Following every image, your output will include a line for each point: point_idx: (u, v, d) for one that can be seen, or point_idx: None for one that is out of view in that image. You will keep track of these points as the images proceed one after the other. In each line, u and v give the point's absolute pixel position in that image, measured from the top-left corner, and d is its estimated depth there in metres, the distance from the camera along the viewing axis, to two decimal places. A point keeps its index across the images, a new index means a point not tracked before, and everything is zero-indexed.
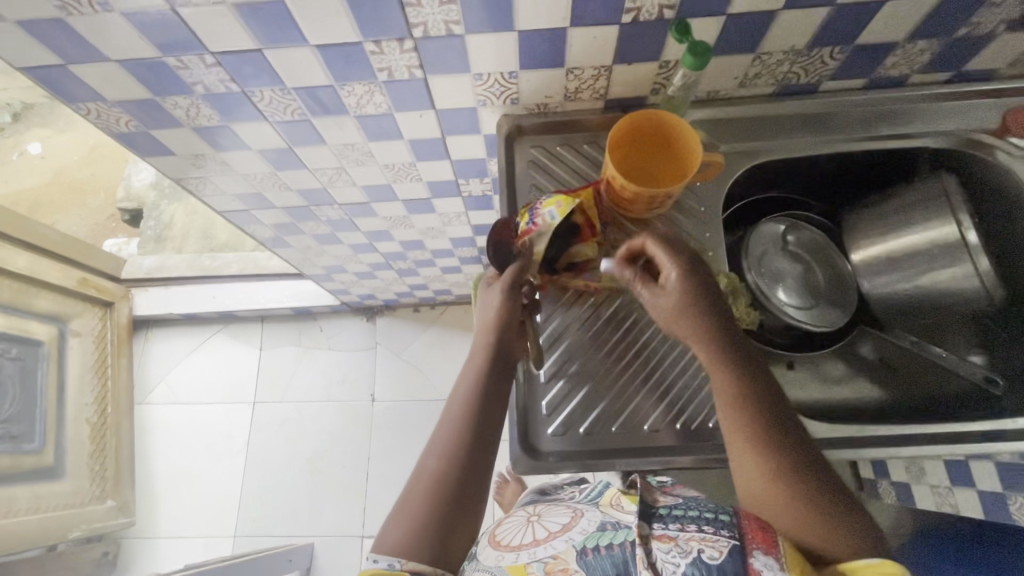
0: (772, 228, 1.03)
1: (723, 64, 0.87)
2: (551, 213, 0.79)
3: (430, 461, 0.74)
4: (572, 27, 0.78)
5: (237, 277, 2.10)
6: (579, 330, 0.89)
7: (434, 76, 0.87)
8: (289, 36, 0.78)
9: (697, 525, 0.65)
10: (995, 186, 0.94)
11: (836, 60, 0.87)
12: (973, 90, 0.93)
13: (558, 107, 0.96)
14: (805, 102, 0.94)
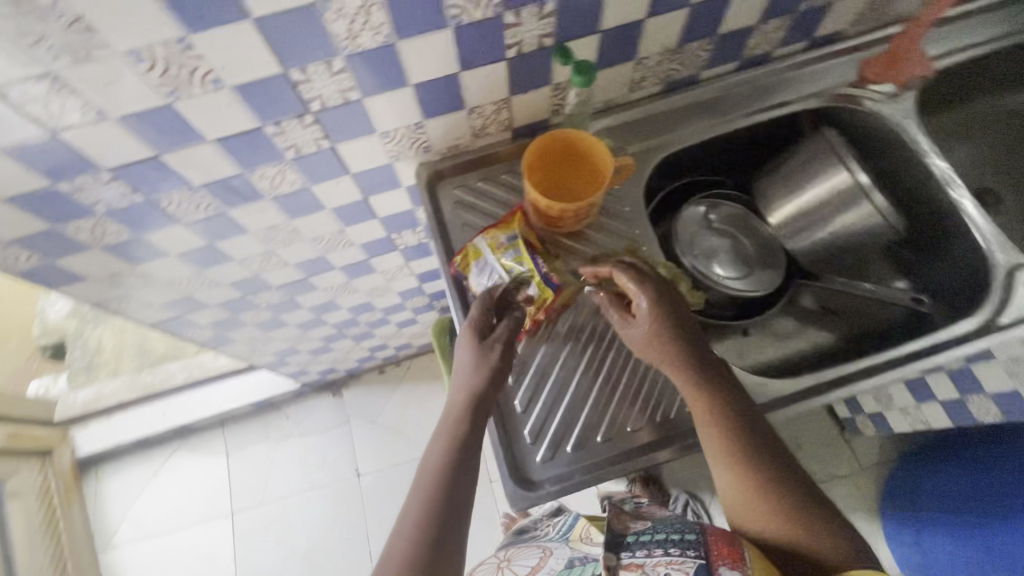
0: (694, 211, 1.08)
1: (610, 74, 0.93)
2: (512, 253, 0.84)
3: (399, 544, 0.68)
4: (463, 71, 0.81)
5: (186, 387, 1.98)
6: (543, 351, 0.90)
7: (341, 143, 0.87)
8: (185, 136, 0.77)
9: (660, 547, 0.73)
10: (870, 129, 1.05)
11: (706, 51, 0.95)
12: (829, 52, 1.04)
13: (469, 146, 0.98)
14: (693, 92, 1.02)
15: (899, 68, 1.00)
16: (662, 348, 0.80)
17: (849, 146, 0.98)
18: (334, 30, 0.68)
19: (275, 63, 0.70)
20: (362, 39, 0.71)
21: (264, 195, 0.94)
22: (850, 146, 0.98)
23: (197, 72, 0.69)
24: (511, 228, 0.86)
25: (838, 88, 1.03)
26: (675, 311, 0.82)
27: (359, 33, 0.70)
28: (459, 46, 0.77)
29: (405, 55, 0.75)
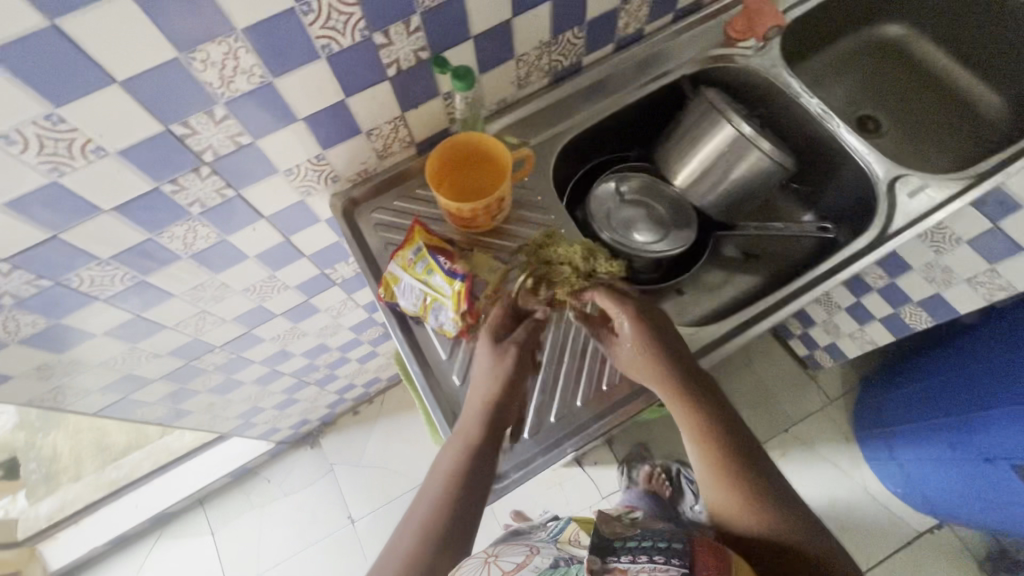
0: (605, 189, 1.11)
1: (495, 76, 0.97)
2: (421, 262, 0.89)
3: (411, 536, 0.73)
4: (348, 97, 0.83)
5: (152, 475, 1.89)
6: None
7: (245, 188, 0.88)
8: (78, 209, 0.77)
9: (643, 555, 0.66)
10: (748, 82, 1.13)
11: (580, 38, 1.01)
12: (695, 20, 1.12)
13: (378, 169, 1.00)
14: (580, 78, 1.08)
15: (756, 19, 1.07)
16: (649, 370, 0.82)
17: (728, 101, 1.02)
18: (206, 78, 0.70)
19: (155, 120, 0.71)
20: (237, 83, 0.72)
21: (180, 255, 0.93)
22: (729, 101, 1.02)
23: (76, 144, 0.69)
24: (415, 241, 0.91)
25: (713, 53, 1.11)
26: (657, 327, 0.84)
27: (232, 77, 0.71)
28: (337, 74, 0.79)
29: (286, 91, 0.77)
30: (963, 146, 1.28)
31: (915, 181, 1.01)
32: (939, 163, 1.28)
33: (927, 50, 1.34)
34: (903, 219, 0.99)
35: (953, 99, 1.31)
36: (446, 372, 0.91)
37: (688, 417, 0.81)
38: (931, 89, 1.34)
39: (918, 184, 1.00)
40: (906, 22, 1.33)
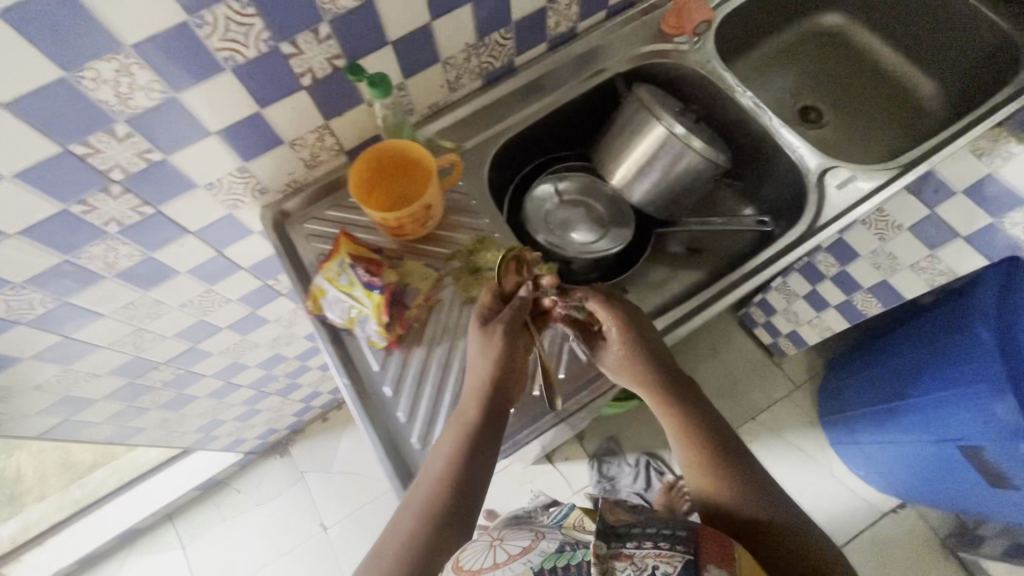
0: (543, 186, 0.93)
1: (445, 34, 0.75)
2: (343, 275, 0.75)
3: (409, 519, 0.63)
4: (306, 86, 0.69)
5: (117, 491, 1.56)
6: (441, 350, 0.76)
7: (250, 161, 0.73)
8: (83, 182, 0.64)
9: (645, 539, 0.54)
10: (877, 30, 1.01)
11: (568, 2, 0.84)
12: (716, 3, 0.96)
13: (336, 167, 0.83)
14: (567, 47, 0.90)
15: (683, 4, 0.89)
16: (643, 378, 0.73)
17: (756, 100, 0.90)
18: (229, 32, 0.59)
19: (248, 99, 0.66)
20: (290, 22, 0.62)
21: (185, 229, 0.78)
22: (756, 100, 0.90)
23: (27, 132, 0.57)
24: (343, 251, 0.76)
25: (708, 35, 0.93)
26: (647, 335, 0.73)
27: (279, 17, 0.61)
28: (269, 15, 0.60)
29: (359, 40, 0.69)
30: (947, 66, 1.03)
31: (843, 175, 0.84)
32: (923, 99, 1.07)
33: (862, 35, 1.12)
34: (835, 188, 0.83)
35: (877, 75, 1.11)
36: (376, 380, 0.75)
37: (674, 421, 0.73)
38: (856, 64, 1.12)
39: (846, 173, 0.84)
40: (844, 10, 1.11)
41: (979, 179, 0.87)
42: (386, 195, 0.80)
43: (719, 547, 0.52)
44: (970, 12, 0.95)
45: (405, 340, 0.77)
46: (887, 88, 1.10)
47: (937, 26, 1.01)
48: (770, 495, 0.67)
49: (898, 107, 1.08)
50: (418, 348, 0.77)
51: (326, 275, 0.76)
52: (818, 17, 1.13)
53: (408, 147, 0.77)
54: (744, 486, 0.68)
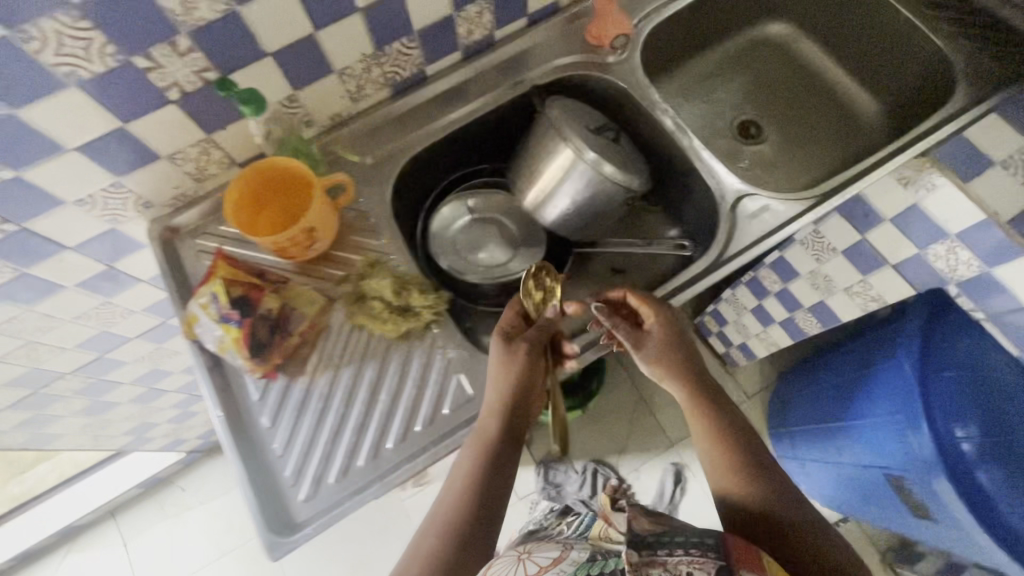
0: (450, 209, 0.81)
1: (330, 42, 0.67)
2: (213, 300, 0.64)
3: (438, 524, 0.58)
4: (138, 114, 0.60)
5: (54, 490, 1.52)
6: (325, 384, 0.68)
7: (302, 89, 0.70)
8: (149, 101, 0.60)
9: (677, 547, 0.53)
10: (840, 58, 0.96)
11: (479, 18, 0.77)
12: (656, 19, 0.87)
13: (352, 113, 0.79)
14: (487, 61, 0.83)
15: (603, 16, 0.80)
16: (672, 373, 0.70)
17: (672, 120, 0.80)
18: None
19: (306, 22, 0.63)
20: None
21: (191, 192, 0.74)
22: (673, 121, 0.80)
23: (96, 45, 0.53)
24: (216, 274, 0.65)
25: (639, 16, 0.85)
26: (668, 338, 0.71)
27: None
28: (122, 31, 0.53)
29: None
30: (890, 90, 0.93)
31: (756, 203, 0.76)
32: (867, 120, 0.96)
33: (801, 42, 1.00)
34: (736, 217, 0.76)
35: (820, 92, 0.99)
36: (254, 411, 0.67)
37: (706, 427, 0.68)
38: (795, 75, 1.01)
39: (763, 201, 0.76)
40: (791, 18, 0.99)
41: (907, 209, 0.79)
42: (279, 184, 0.68)
43: (751, 555, 0.52)
44: (926, 44, 0.84)
45: (303, 355, 0.69)
46: (830, 106, 0.98)
47: (894, 48, 0.88)
48: (786, 483, 0.63)
49: (847, 126, 0.97)
50: (324, 370, 0.69)
51: (240, 274, 0.67)
52: (754, 28, 1.01)
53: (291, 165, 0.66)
54: (767, 476, 0.63)
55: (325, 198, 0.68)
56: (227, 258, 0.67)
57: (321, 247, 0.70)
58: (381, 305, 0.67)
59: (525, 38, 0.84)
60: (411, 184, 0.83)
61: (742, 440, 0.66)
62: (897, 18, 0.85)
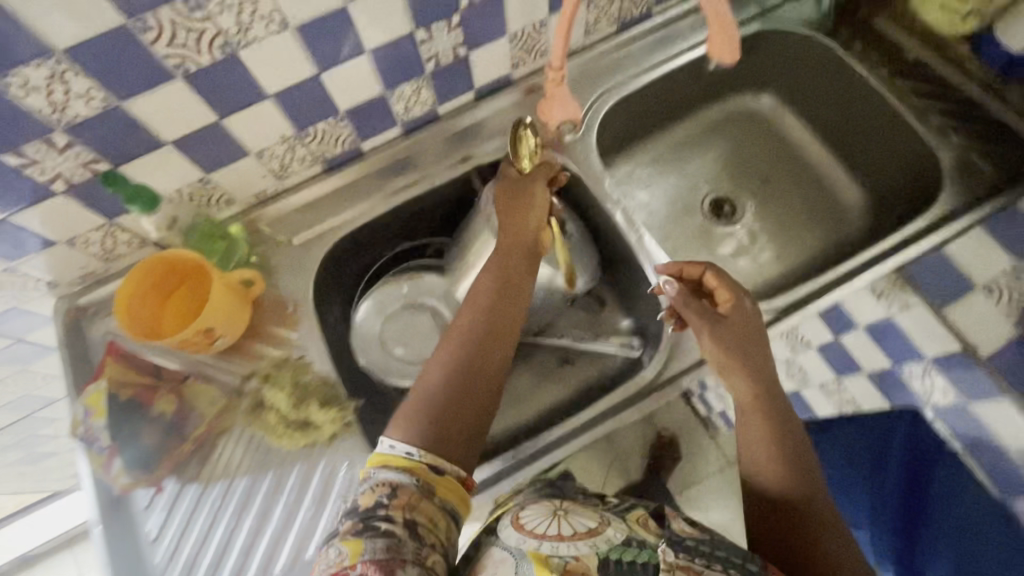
0: (375, 307, 0.75)
1: (242, 127, 0.62)
2: (87, 411, 0.61)
3: (452, 350, 0.58)
4: (20, 203, 0.56)
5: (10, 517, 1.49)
6: (217, 494, 0.63)
7: (214, 171, 0.65)
8: (31, 192, 0.56)
9: (716, 561, 0.46)
10: (821, 137, 0.89)
11: (417, 95, 0.71)
12: (617, 94, 0.81)
13: (279, 189, 0.74)
14: (430, 135, 0.77)
15: (549, 105, 0.74)
16: (743, 366, 0.58)
17: (621, 213, 0.74)
18: (178, 39, 0.50)
19: (208, 111, 0.58)
20: (255, 32, 0.53)
21: (101, 271, 0.69)
22: (621, 213, 0.74)
23: None
24: (98, 382, 0.62)
25: (596, 95, 0.80)
26: (752, 330, 0.61)
27: (249, 25, 0.52)
28: None
29: (337, 59, 0.60)
30: (873, 178, 0.84)
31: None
32: (849, 207, 0.88)
33: (784, 117, 0.92)
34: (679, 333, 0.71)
35: (797, 170, 0.91)
36: (139, 519, 0.61)
37: (763, 422, 0.57)
38: (768, 149, 0.93)
39: None
40: (770, 90, 0.91)
41: (879, 322, 0.70)
42: (176, 278, 0.63)
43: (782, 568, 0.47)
44: (912, 138, 0.76)
45: (199, 458, 0.63)
46: (810, 188, 0.90)
47: (878, 136, 0.81)
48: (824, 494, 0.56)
49: (824, 212, 0.89)
50: (218, 477, 0.63)
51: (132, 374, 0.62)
52: (733, 99, 0.93)
53: (186, 259, 0.62)
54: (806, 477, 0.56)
55: (232, 294, 0.63)
56: (120, 354, 0.63)
57: (225, 343, 0.65)
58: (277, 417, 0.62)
59: (474, 113, 0.78)
60: (342, 264, 0.77)
61: (790, 437, 0.57)
62: (883, 108, 0.78)
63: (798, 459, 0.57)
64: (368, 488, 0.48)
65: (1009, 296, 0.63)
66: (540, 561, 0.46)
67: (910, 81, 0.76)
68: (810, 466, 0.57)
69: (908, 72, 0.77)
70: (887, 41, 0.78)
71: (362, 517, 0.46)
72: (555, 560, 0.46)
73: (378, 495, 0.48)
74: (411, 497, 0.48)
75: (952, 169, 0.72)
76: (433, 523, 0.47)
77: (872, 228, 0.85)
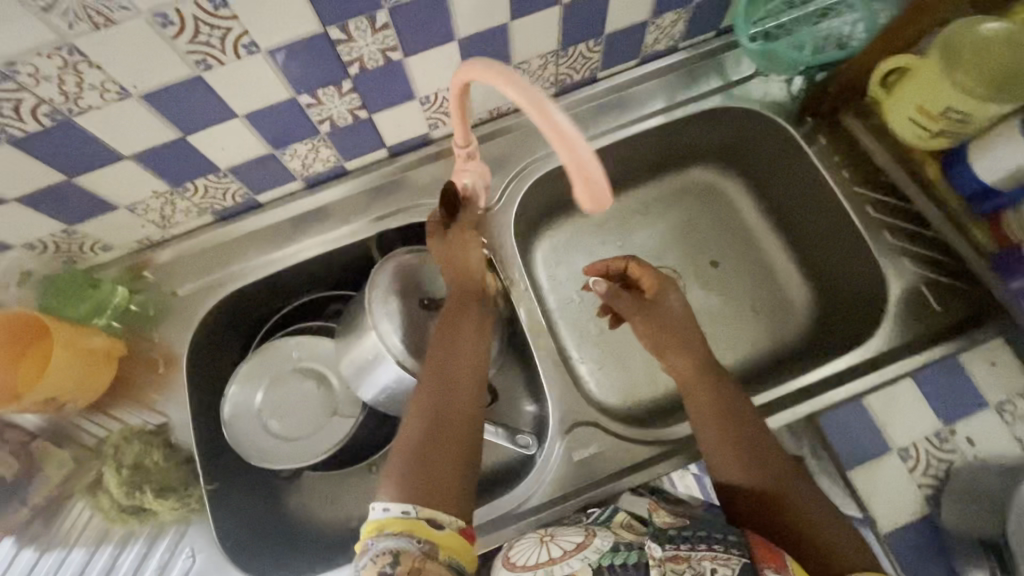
0: (247, 380, 0.70)
1: (103, 185, 0.57)
2: None
3: (433, 391, 0.56)
4: None
5: None
6: (52, 562, 0.60)
7: (79, 223, 0.60)
8: None
9: (700, 543, 0.47)
10: (778, 227, 0.80)
11: (316, 154, 0.65)
12: (550, 164, 0.73)
13: (166, 237, 0.69)
14: (338, 190, 0.71)
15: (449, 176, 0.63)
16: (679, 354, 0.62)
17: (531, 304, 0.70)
18: None
19: (51, 171, 0.53)
20: (88, 100, 0.48)
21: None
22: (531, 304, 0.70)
23: None
24: None
25: (525, 165, 0.73)
26: (682, 321, 0.64)
27: (79, 94, 0.47)
28: None
29: (201, 123, 0.54)
30: (826, 283, 0.75)
31: (593, 438, 0.65)
32: (795, 309, 0.78)
33: (739, 197, 0.82)
34: (565, 455, 0.64)
35: (750, 258, 0.81)
36: None
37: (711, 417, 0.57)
38: (722, 230, 0.82)
39: (600, 438, 0.65)
40: (728, 167, 0.82)
41: None
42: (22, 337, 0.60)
43: (776, 556, 0.46)
44: (864, 254, 0.68)
45: (38, 524, 0.61)
46: (759, 281, 0.80)
47: (831, 241, 0.72)
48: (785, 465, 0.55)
49: (771, 310, 0.78)
50: (56, 544, 0.61)
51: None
52: (687, 171, 0.83)
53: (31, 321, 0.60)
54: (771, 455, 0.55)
55: (85, 360, 0.62)
56: None
57: (78, 404, 0.63)
58: (109, 499, 0.59)
59: (389, 171, 0.72)
60: (233, 318, 0.72)
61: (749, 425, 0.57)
62: (840, 214, 0.69)
63: (753, 437, 0.56)
64: (370, 559, 0.44)
65: (925, 465, 0.56)
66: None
67: (871, 190, 0.69)
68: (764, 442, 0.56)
69: (868, 179, 0.69)
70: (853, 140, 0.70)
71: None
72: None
73: (381, 565, 0.43)
74: (416, 560, 0.44)
75: (897, 300, 0.64)
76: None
77: (816, 338, 0.75)
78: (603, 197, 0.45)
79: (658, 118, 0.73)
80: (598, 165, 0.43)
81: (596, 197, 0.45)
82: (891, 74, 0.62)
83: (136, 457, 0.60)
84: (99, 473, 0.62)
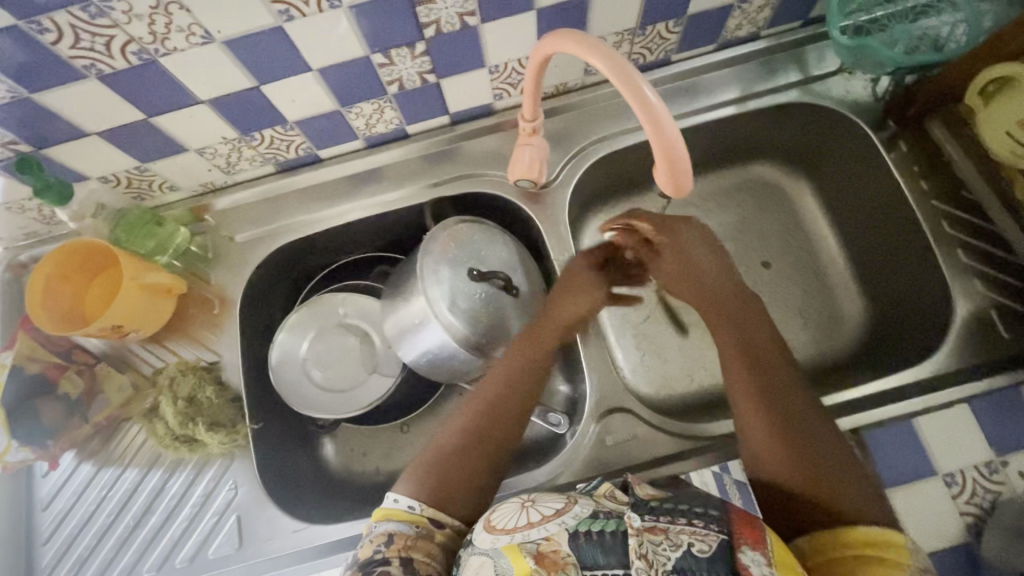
0: (292, 332, 0.72)
1: (177, 127, 0.58)
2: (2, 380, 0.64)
3: (488, 399, 0.57)
4: None
5: None
6: (110, 476, 0.67)
7: (151, 162, 0.62)
8: None
9: (678, 515, 0.40)
10: (840, 232, 0.77)
11: (380, 116, 0.65)
12: (612, 144, 0.72)
13: (228, 182, 0.70)
14: (396, 152, 0.71)
15: (513, 162, 0.63)
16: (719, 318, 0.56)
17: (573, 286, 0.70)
18: (83, 42, 0.47)
19: (130, 109, 0.54)
20: (174, 42, 0.49)
21: (44, 232, 0.67)
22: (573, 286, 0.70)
23: None
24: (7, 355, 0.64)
25: (586, 144, 0.72)
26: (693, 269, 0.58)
27: (165, 34, 0.48)
28: None
29: (275, 73, 0.55)
30: (886, 298, 0.72)
31: (624, 425, 0.65)
32: (846, 321, 0.75)
33: (805, 199, 0.79)
34: (596, 439, 0.65)
35: (806, 261, 0.78)
36: (39, 484, 0.67)
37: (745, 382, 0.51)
38: (781, 231, 0.79)
39: (634, 425, 0.65)
40: (796, 164, 0.78)
41: None
42: (84, 266, 0.64)
43: (755, 529, 0.39)
44: (931, 271, 0.65)
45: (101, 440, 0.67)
46: (812, 288, 0.77)
47: (897, 256, 0.69)
48: (826, 444, 0.47)
49: (821, 319, 0.76)
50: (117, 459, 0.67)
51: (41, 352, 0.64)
52: (751, 166, 0.80)
53: (90, 251, 0.63)
54: (818, 445, 0.47)
55: (148, 296, 0.64)
56: (32, 329, 0.63)
57: (138, 335, 0.66)
58: (164, 427, 0.63)
59: (449, 137, 0.71)
60: (284, 269, 0.74)
61: (797, 414, 0.49)
62: (914, 227, 0.66)
63: (790, 407, 0.49)
64: (369, 539, 0.46)
65: (970, 492, 0.55)
66: (513, 553, 0.39)
67: (948, 204, 0.65)
68: (802, 417, 0.49)
69: (949, 194, 0.65)
70: (934, 142, 0.67)
71: (362, 566, 0.44)
72: (526, 544, 0.39)
73: (376, 544, 0.45)
74: (408, 539, 0.46)
75: (961, 324, 0.61)
76: (432, 558, 0.45)
77: (865, 352, 0.73)
78: (683, 181, 0.47)
79: (729, 107, 0.70)
80: (685, 153, 0.46)
81: (678, 181, 0.47)
82: (992, 83, 0.58)
83: (189, 391, 0.64)
84: (155, 401, 0.66)
